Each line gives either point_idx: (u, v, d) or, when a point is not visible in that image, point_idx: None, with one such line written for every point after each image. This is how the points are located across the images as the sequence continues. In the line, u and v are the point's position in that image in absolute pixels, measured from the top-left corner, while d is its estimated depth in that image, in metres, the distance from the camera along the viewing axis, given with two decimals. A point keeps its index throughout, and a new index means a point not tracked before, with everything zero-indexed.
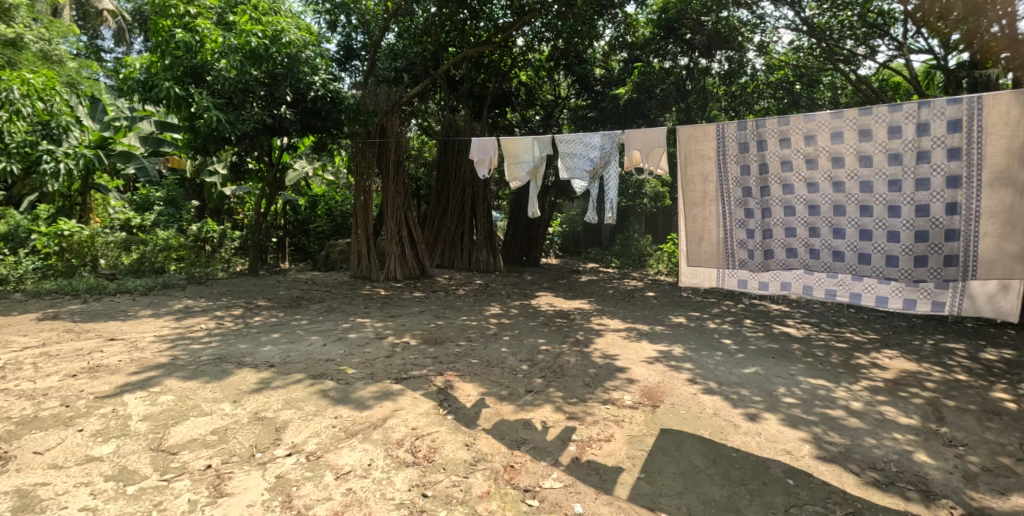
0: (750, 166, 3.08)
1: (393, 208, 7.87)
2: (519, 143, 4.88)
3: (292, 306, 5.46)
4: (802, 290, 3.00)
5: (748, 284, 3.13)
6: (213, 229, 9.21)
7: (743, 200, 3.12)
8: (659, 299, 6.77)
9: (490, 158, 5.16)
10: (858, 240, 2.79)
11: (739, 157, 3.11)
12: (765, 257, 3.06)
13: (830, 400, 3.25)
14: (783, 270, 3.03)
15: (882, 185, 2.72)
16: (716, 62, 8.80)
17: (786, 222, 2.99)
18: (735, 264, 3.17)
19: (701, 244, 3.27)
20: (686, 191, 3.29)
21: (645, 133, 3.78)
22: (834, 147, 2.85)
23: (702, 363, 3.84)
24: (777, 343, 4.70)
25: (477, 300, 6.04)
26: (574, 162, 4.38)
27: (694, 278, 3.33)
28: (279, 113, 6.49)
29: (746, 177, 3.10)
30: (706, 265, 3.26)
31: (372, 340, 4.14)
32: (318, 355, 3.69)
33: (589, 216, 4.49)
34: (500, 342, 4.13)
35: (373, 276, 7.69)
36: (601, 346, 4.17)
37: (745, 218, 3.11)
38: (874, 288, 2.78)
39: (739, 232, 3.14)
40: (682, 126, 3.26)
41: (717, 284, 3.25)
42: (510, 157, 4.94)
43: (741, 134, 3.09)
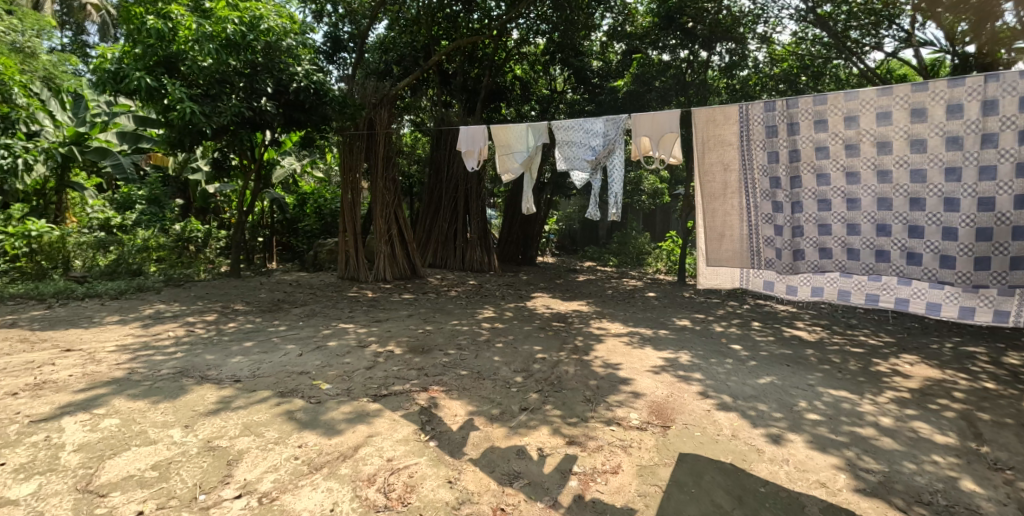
0: (779, 153, 2.77)
1: (382, 205, 7.50)
2: (512, 133, 4.54)
3: (271, 310, 5.11)
4: (837, 295, 2.66)
5: (775, 287, 2.80)
6: (196, 228, 8.98)
7: (770, 191, 2.80)
8: (661, 300, 6.45)
9: (480, 149, 4.82)
10: (906, 237, 2.47)
11: (766, 143, 2.81)
12: (795, 257, 2.73)
13: (857, 417, 2.94)
14: (817, 272, 2.69)
15: (938, 174, 2.40)
16: (716, 54, 8.40)
17: (821, 216, 2.67)
18: (760, 264, 2.84)
19: (721, 241, 2.95)
20: (705, 183, 2.99)
21: (654, 118, 3.48)
22: (881, 129, 2.53)
23: (712, 373, 3.52)
24: (789, 349, 4.39)
25: (470, 303, 5.71)
26: (574, 152, 4.05)
27: (712, 280, 3.01)
28: (260, 106, 6.03)
29: (775, 165, 2.78)
30: (727, 265, 2.94)
31: (353, 348, 3.81)
32: (292, 367, 3.35)
33: (590, 213, 4.16)
34: (492, 350, 3.79)
35: (361, 276, 7.34)
36: (602, 353, 3.84)
37: (772, 212, 2.80)
38: (924, 293, 2.46)
39: (766, 228, 2.82)
40: (699, 108, 2.98)
41: (741, 285, 2.92)
42: (503, 148, 4.60)
43: (768, 117, 2.79)
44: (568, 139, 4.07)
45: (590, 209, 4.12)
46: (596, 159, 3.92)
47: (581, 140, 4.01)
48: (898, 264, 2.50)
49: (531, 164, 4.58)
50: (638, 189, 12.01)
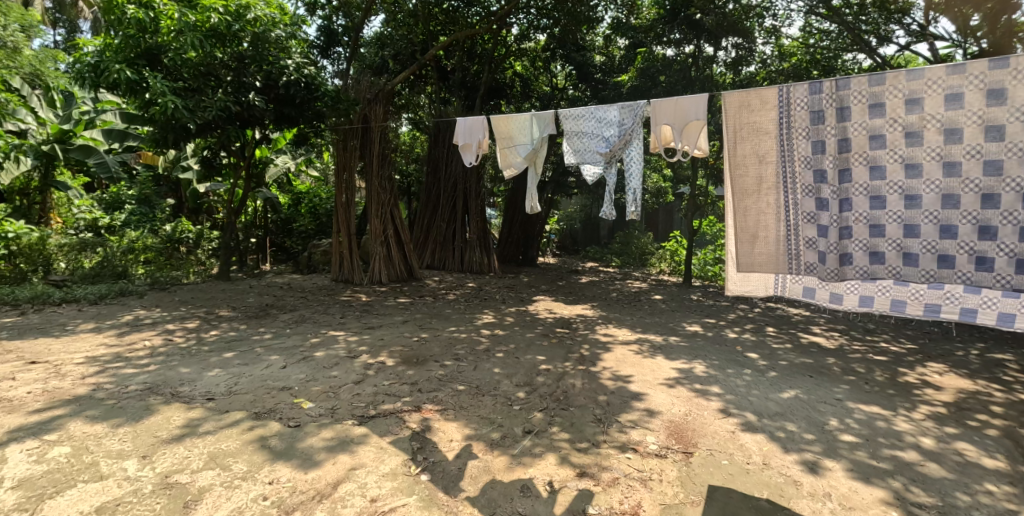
0: (825, 142, 2.49)
1: (378, 205, 7.18)
2: (514, 124, 4.27)
3: (258, 316, 4.82)
4: (890, 305, 2.40)
5: (816, 294, 2.56)
6: (187, 229, 8.69)
7: (814, 186, 2.52)
8: (669, 303, 6.16)
9: (479, 143, 4.53)
10: (975, 238, 2.20)
11: (810, 131, 2.52)
12: (841, 262, 2.46)
13: (895, 437, 2.66)
14: (867, 278, 2.42)
15: (1016, 165, 2.13)
16: (722, 50, 8.13)
17: (874, 215, 2.39)
18: (800, 268, 2.58)
19: (755, 243, 2.69)
20: (736, 177, 2.71)
21: (678, 104, 3.20)
22: (948, 114, 2.25)
23: (731, 385, 3.23)
24: (810, 357, 4.10)
25: (468, 307, 5.42)
26: (585, 144, 3.77)
27: (743, 286, 2.75)
28: (248, 99, 5.71)
29: (820, 156, 2.50)
30: (761, 270, 2.67)
31: (342, 359, 3.52)
32: (273, 382, 3.06)
33: (604, 212, 3.89)
34: (492, 360, 3.50)
35: (356, 279, 7.06)
36: (611, 364, 3.55)
37: (816, 210, 2.52)
38: (994, 302, 2.22)
39: (808, 228, 2.55)
40: (731, 92, 2.70)
41: (776, 292, 2.68)
42: (505, 140, 4.31)
43: (814, 100, 2.50)
44: (578, 130, 3.80)
45: (605, 207, 3.85)
46: (611, 151, 3.65)
47: (593, 131, 3.74)
48: (965, 269, 2.23)
49: (535, 158, 4.31)
50: None
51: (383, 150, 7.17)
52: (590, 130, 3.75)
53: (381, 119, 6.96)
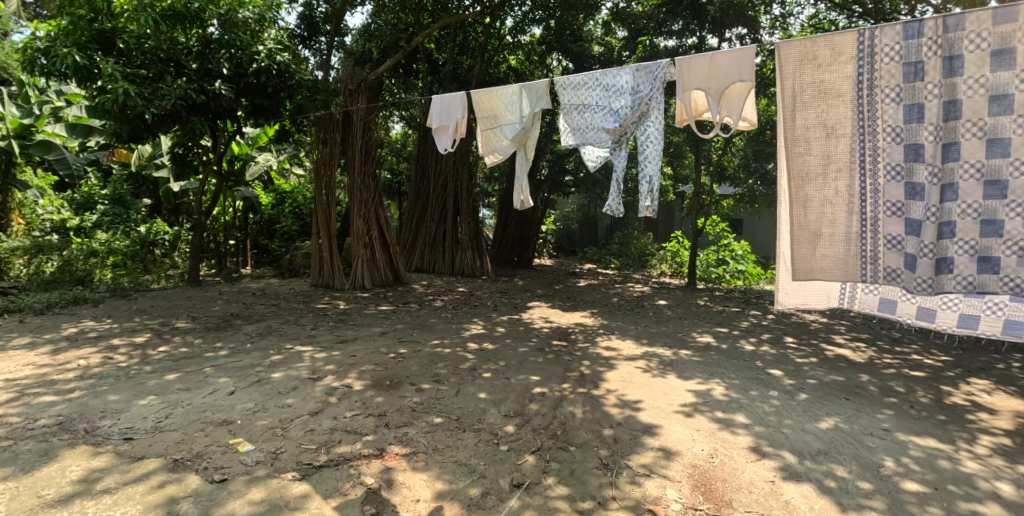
0: (923, 108, 2.02)
1: (361, 203, 6.62)
2: (499, 99, 3.83)
3: (219, 327, 4.30)
4: (1001, 328, 2.04)
5: (898, 309, 2.20)
6: (164, 231, 8.23)
7: (905, 166, 2.06)
8: (675, 308, 5.66)
9: (456, 124, 4.04)
10: None
11: (902, 92, 2.06)
12: (937, 268, 2.01)
13: (967, 485, 2.17)
14: (972, 290, 1.99)
15: None
16: (726, 40, 7.64)
17: (987, 206, 1.93)
18: (876, 276, 2.14)
19: (817, 243, 2.22)
20: (796, 156, 2.24)
21: (714, 61, 2.70)
22: None
23: (760, 413, 2.73)
24: (840, 374, 3.61)
25: (455, 315, 4.89)
26: (591, 120, 3.33)
27: (798, 297, 2.33)
28: (214, 89, 5.21)
29: (915, 126, 2.04)
30: (824, 277, 2.22)
31: (302, 382, 3.00)
32: (214, 413, 2.56)
33: (608, 207, 3.43)
34: (477, 382, 2.99)
35: (336, 283, 6.50)
36: (616, 386, 3.05)
37: (907, 198, 2.07)
38: None
39: (891, 222, 2.09)
40: (791, 43, 2.23)
41: (839, 305, 2.30)
42: (489, 119, 3.88)
43: (910, 52, 2.04)
44: (583, 103, 3.36)
45: (610, 201, 3.40)
46: (622, 126, 3.19)
47: (601, 103, 3.29)
48: None
49: (527, 143, 3.86)
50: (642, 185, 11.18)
51: (367, 146, 6.64)
52: (596, 102, 3.31)
53: (363, 113, 6.44)
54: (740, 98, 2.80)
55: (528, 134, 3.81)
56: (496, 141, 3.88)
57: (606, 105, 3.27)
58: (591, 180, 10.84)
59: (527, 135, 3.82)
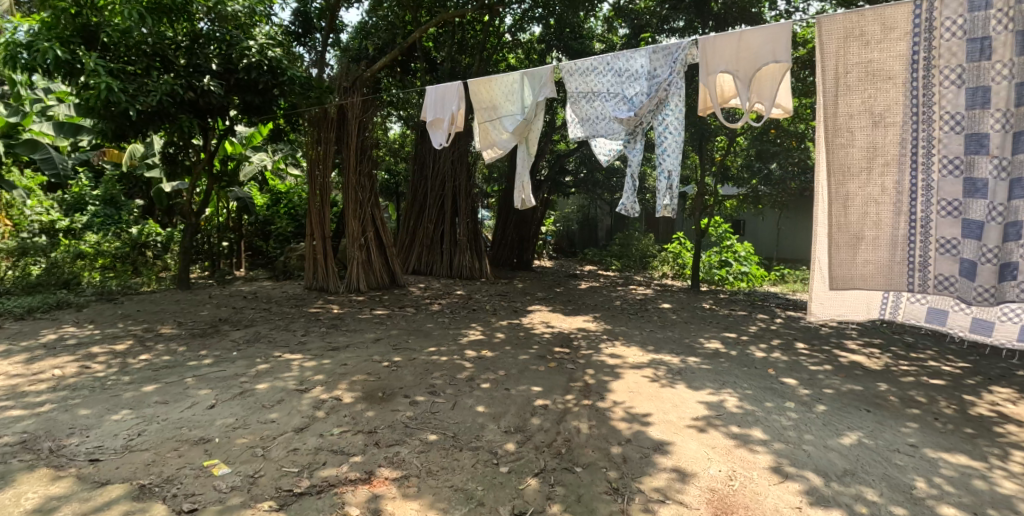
0: (988, 93, 1.87)
1: (356, 204, 6.43)
2: (498, 89, 3.72)
3: (205, 333, 4.11)
4: None
5: (947, 321, 2.06)
6: (156, 232, 8.06)
7: (965, 159, 1.91)
8: (680, 312, 5.47)
9: (452, 116, 3.88)
10: None
11: (964, 73, 1.90)
12: (1001, 274, 1.86)
13: (1009, 510, 1.99)
14: None
15: None
16: None
17: None
18: (926, 285, 2.01)
19: (859, 247, 2.09)
20: (838, 148, 2.11)
21: (744, 40, 2.53)
22: None
23: (778, 427, 2.55)
24: (858, 383, 3.42)
25: (453, 320, 4.70)
26: (603, 109, 3.26)
27: (833, 308, 2.17)
28: (202, 85, 5.01)
29: (978, 113, 1.89)
30: (865, 285, 2.09)
31: (288, 394, 2.82)
32: (191, 431, 2.38)
33: (623, 206, 3.35)
34: (475, 394, 2.81)
35: (330, 286, 6.30)
36: (623, 397, 2.86)
37: (967, 194, 1.91)
38: None
39: (946, 222, 1.95)
40: (835, 19, 2.09)
41: (878, 316, 2.14)
42: (488, 110, 3.78)
43: (973, 29, 1.88)
44: (594, 89, 3.29)
45: (624, 200, 3.32)
46: (638, 115, 3.06)
47: (613, 90, 3.21)
48: None
49: (528, 136, 3.73)
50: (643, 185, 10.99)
51: (362, 144, 6.45)
52: (607, 89, 3.23)
53: (358, 111, 6.25)
54: (774, 80, 2.58)
55: (530, 126, 3.67)
56: (495, 135, 3.78)
57: (619, 92, 3.19)
58: (592, 180, 10.65)
59: (529, 127, 3.68)
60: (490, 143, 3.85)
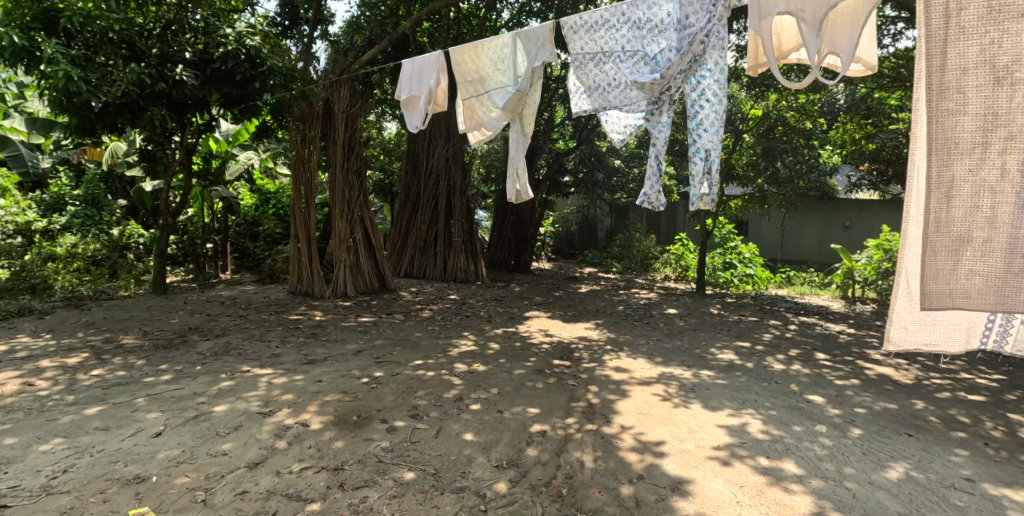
0: None
1: (344, 205, 6.03)
2: (484, 56, 3.53)
3: (170, 344, 3.75)
4: None
5: None
6: (139, 233, 7.87)
7: None
8: (687, 317, 5.10)
9: (429, 93, 3.75)
10: None
11: None
12: None
13: None
14: None
15: None
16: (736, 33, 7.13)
17: None
18: None
19: (963, 252, 1.61)
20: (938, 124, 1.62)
21: None
22: None
23: (811, 458, 2.20)
24: (891, 400, 3.07)
25: (442, 328, 4.33)
26: (619, 72, 3.03)
27: (923, 332, 1.79)
28: (176, 75, 4.68)
29: None
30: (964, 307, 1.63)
31: (249, 419, 2.47)
32: (128, 468, 2.04)
33: (645, 196, 3.03)
34: (462, 418, 2.46)
35: (315, 291, 5.91)
36: (632, 420, 2.50)
37: None
38: None
39: None
40: None
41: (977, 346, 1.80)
42: (475, 82, 3.58)
43: None
44: (605, 49, 3.06)
45: (647, 189, 3.01)
46: (666, 77, 2.75)
47: (629, 48, 2.96)
48: None
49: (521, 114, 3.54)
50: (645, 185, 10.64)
51: (351, 140, 6.09)
52: (621, 48, 2.99)
53: (346, 106, 5.90)
54: (855, 21, 2.22)
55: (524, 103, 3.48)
56: (484, 113, 3.62)
57: (638, 50, 2.92)
58: (591, 180, 10.29)
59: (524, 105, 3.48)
60: (476, 124, 3.68)
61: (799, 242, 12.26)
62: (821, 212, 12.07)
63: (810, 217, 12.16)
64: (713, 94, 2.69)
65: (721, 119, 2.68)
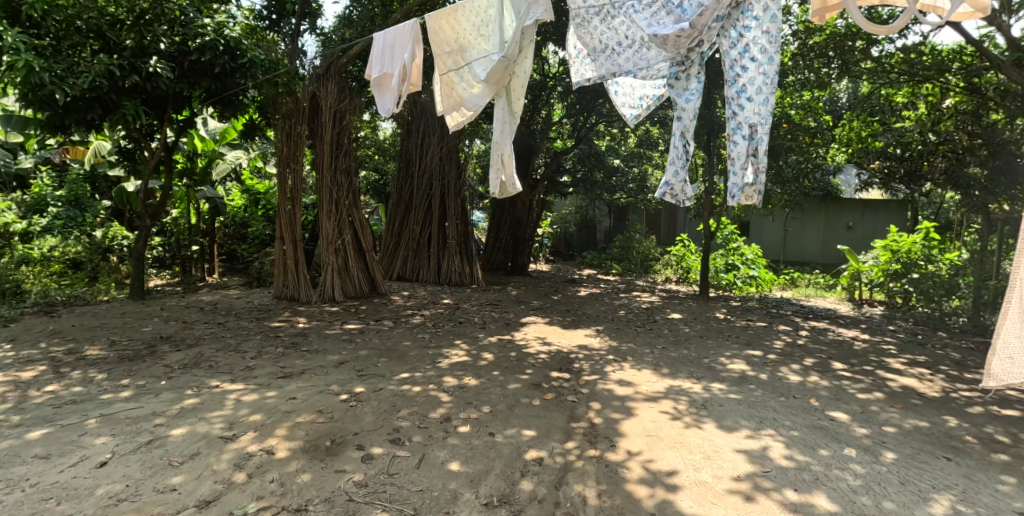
0: None
1: (333, 205, 5.74)
2: (465, 21, 3.36)
3: (138, 356, 3.47)
4: None
5: None
6: (123, 235, 7.56)
7: None
8: (692, 323, 4.83)
9: (403, 70, 3.62)
10: None
11: None
12: None
13: None
14: None
15: None
16: None
17: None
18: None
19: None
20: None
21: None
22: None
23: (844, 492, 1.93)
24: (921, 417, 2.80)
25: (432, 336, 4.05)
26: (634, 26, 2.87)
27: None
28: (150, 67, 4.40)
29: None
30: None
31: (208, 446, 2.19)
32: (59, 508, 1.76)
33: (668, 186, 2.79)
34: (449, 444, 2.18)
35: (302, 296, 5.62)
36: (639, 444, 2.23)
37: None
38: None
39: None
40: None
41: None
42: (455, 52, 3.39)
43: None
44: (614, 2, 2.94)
45: (670, 179, 2.79)
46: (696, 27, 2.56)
47: None
48: None
49: (507, 89, 3.36)
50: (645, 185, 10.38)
51: (339, 137, 5.82)
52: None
53: (333, 101, 5.63)
54: None
55: (514, 75, 3.31)
56: (463, 90, 3.42)
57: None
58: (590, 180, 10.00)
59: (512, 76, 3.31)
60: (455, 104, 3.48)
61: (801, 242, 12.03)
62: (824, 212, 11.89)
63: (813, 218, 11.96)
64: (761, 52, 2.52)
65: (771, 83, 2.51)
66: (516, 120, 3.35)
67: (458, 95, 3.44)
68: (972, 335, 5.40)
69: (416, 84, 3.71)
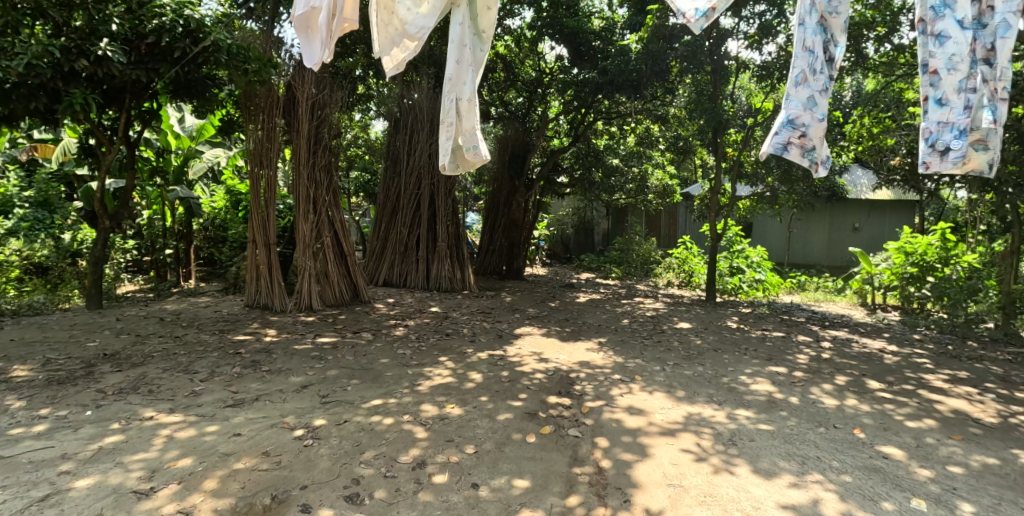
0: None
1: (311, 205, 5.24)
2: None
3: (73, 379, 3.04)
4: None
5: None
6: (89, 237, 7.04)
7: None
8: (703, 333, 4.41)
9: (330, 3, 3.20)
10: None
11: None
12: None
13: None
14: None
15: None
16: (744, 20, 6.59)
17: None
18: None
19: None
20: None
21: None
22: None
23: None
24: (990, 453, 2.35)
25: (414, 352, 3.57)
26: None
27: None
28: (96, 50, 4.02)
29: None
30: None
31: (115, 507, 1.74)
32: None
33: (797, 112, 2.66)
34: (419, 503, 1.72)
35: (276, 304, 5.13)
36: (659, 500, 1.77)
37: None
38: None
39: None
40: None
41: None
42: None
43: None
44: None
45: (795, 102, 2.66)
46: None
47: None
48: None
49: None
50: (644, 185, 10.18)
51: (317, 130, 5.35)
52: None
53: (311, 92, 5.17)
54: None
55: None
56: (406, 13, 3.16)
57: None
58: (588, 180, 9.53)
59: None
60: (394, 39, 3.24)
61: (806, 244, 11.62)
62: (830, 213, 11.47)
63: (817, 219, 11.54)
64: None
65: None
66: (482, 43, 3.27)
67: (399, 22, 3.20)
68: (1005, 345, 4.96)
69: (349, 19, 3.29)
